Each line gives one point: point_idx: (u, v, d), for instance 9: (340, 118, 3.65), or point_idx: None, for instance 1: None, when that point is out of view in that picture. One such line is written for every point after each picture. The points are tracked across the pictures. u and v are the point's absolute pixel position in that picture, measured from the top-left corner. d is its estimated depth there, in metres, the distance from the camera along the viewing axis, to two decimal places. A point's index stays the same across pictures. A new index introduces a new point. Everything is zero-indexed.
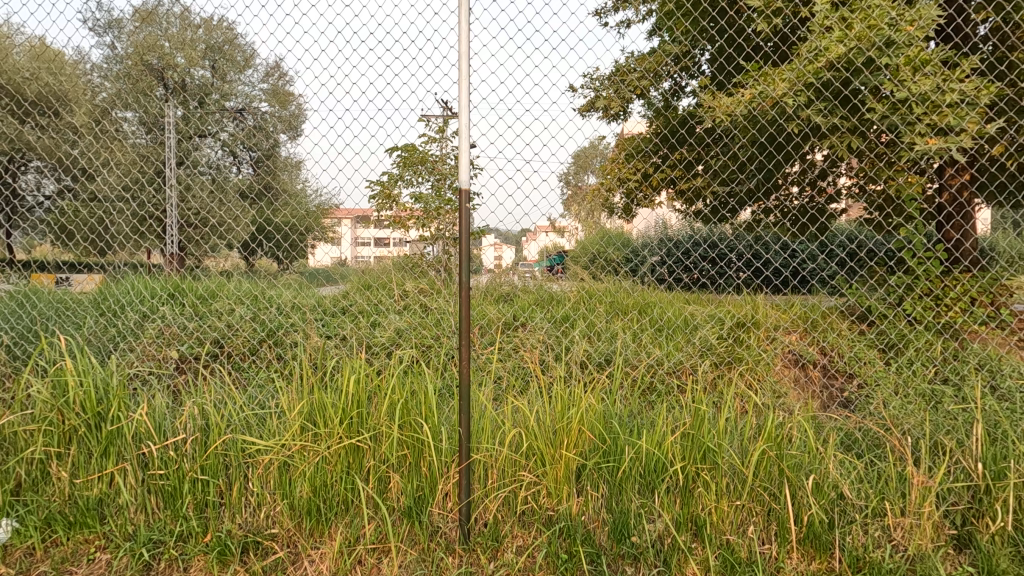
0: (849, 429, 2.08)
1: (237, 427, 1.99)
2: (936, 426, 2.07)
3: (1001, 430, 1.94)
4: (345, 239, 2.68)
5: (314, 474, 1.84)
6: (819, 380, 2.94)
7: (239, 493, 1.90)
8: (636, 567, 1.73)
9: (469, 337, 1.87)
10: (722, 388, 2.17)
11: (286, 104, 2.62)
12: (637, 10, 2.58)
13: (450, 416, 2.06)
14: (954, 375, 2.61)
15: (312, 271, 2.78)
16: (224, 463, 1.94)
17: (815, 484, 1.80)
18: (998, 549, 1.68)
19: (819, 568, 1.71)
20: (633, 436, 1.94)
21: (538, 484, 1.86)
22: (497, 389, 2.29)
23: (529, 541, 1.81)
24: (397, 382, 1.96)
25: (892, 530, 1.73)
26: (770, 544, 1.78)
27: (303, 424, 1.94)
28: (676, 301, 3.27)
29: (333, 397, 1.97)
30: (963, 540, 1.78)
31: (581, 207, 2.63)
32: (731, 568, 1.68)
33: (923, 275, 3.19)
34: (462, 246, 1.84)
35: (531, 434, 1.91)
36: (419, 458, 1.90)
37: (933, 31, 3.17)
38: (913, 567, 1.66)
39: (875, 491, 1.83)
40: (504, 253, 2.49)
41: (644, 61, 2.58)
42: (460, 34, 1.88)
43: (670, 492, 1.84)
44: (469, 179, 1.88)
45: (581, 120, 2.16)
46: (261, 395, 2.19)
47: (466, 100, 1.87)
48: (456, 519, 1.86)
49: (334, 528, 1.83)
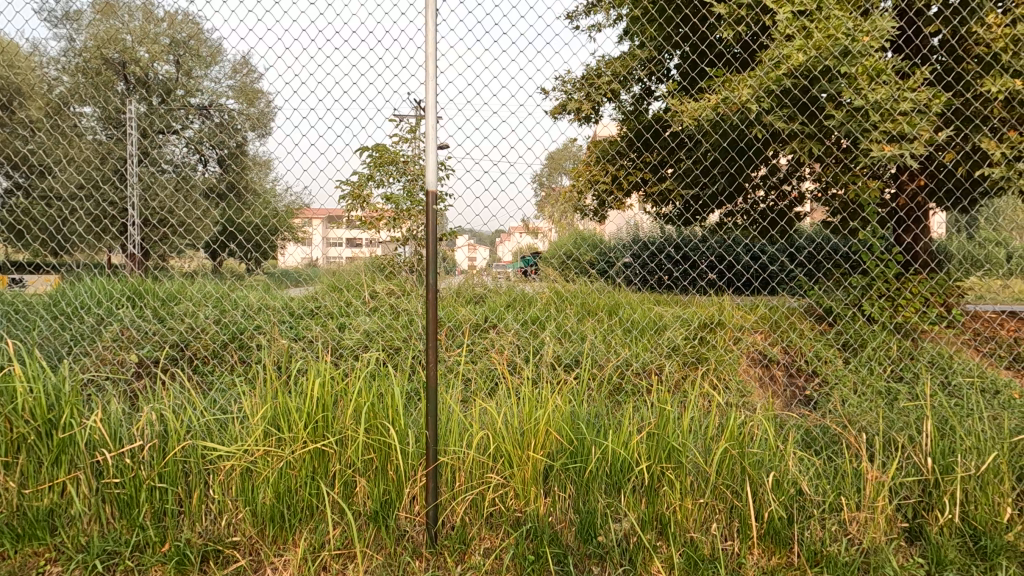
0: (808, 427, 2.16)
1: (197, 433, 1.93)
2: (890, 423, 2.15)
3: (950, 425, 2.02)
4: (315, 238, 2.55)
5: (278, 479, 1.81)
6: (781, 378, 3.04)
7: (199, 501, 1.85)
8: (602, 567, 1.75)
9: (435, 339, 1.83)
10: (687, 387, 2.21)
11: (254, 103, 2.58)
12: (608, 14, 2.62)
13: (417, 418, 2.05)
14: (907, 372, 2.71)
15: (279, 271, 2.70)
16: (183, 470, 1.89)
17: (775, 481, 1.85)
18: (946, 540, 1.75)
19: (778, 563, 1.76)
20: (599, 436, 1.95)
21: (505, 485, 1.85)
22: (466, 391, 2.29)
23: (497, 543, 1.81)
24: (363, 385, 1.94)
25: (849, 525, 1.78)
26: (732, 540, 1.80)
27: (267, 429, 1.89)
28: (649, 303, 3.28)
29: (297, 401, 1.93)
30: (915, 532, 1.84)
31: (554, 209, 2.58)
32: (695, 566, 1.71)
33: (880, 276, 3.30)
34: (432, 246, 1.81)
35: (499, 435, 1.90)
36: (386, 461, 1.88)
37: (887, 41, 3.32)
38: (867, 560, 1.72)
39: (832, 487, 1.89)
40: (478, 254, 2.47)
41: (613, 65, 2.62)
42: (427, 35, 1.87)
43: (635, 491, 1.86)
44: (436, 179, 1.86)
45: (552, 121, 2.17)
46: (223, 399, 2.13)
47: (433, 101, 1.86)
48: (423, 523, 1.85)
49: (299, 534, 1.81)
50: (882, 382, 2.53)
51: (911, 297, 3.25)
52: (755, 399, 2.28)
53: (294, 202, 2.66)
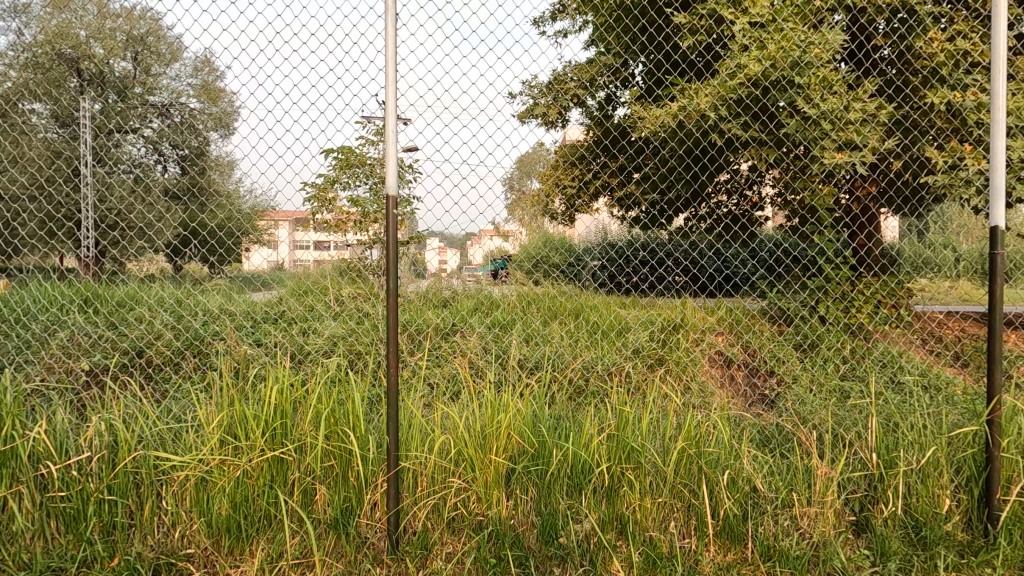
0: (763, 427, 2.22)
1: (150, 442, 1.87)
2: (838, 421, 2.24)
3: (893, 422, 2.12)
4: (282, 242, 2.53)
5: (234, 488, 1.77)
6: (741, 378, 3.12)
7: (151, 513, 1.80)
8: (563, 567, 1.76)
9: (397, 343, 1.82)
10: (646, 388, 2.25)
11: (215, 102, 2.52)
12: (573, 20, 2.66)
13: (379, 424, 2.03)
14: (858, 371, 2.82)
15: (244, 275, 2.65)
16: (134, 482, 1.83)
17: (731, 479, 1.90)
18: (890, 532, 1.83)
19: (733, 559, 1.80)
20: (561, 438, 1.97)
21: (468, 490, 1.85)
22: (429, 395, 2.28)
23: (459, 547, 1.80)
24: (323, 390, 1.92)
25: (800, 520, 1.84)
26: (689, 538, 1.84)
27: (223, 437, 1.85)
28: (612, 305, 3.29)
29: (255, 408, 1.89)
30: (861, 525, 1.92)
31: (523, 212, 2.60)
32: (654, 564, 1.74)
33: (835, 278, 3.42)
34: (393, 249, 1.80)
35: (461, 440, 1.89)
36: (347, 467, 1.86)
37: (839, 53, 3.46)
38: (817, 553, 1.78)
39: (785, 484, 1.95)
40: (448, 257, 2.46)
41: (580, 71, 2.66)
42: (387, 39, 1.86)
43: (596, 492, 1.89)
44: (397, 183, 1.85)
45: (518, 125, 2.20)
46: (177, 407, 2.07)
47: (394, 105, 1.85)
48: (384, 529, 1.84)
49: (256, 545, 1.77)
50: (833, 381, 2.63)
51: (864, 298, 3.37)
52: (713, 400, 2.34)
53: (258, 203, 2.61)
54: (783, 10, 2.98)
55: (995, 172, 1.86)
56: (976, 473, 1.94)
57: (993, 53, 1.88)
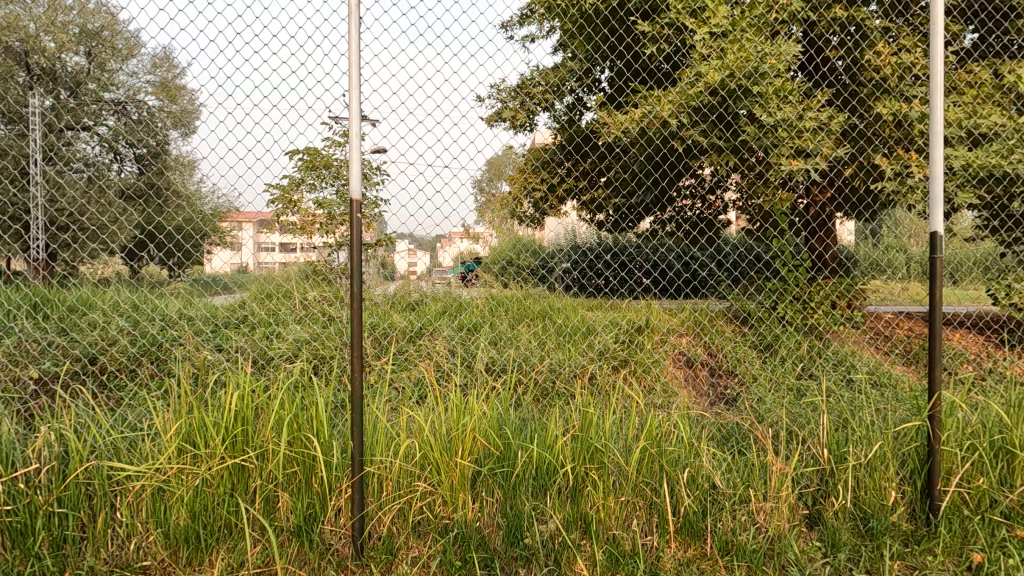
0: (723, 427, 2.28)
1: (103, 452, 1.81)
2: (793, 418, 2.33)
3: (844, 419, 2.21)
4: (245, 245, 2.51)
5: (193, 498, 1.74)
6: (705, 379, 3.21)
7: (104, 526, 1.74)
8: (528, 568, 1.78)
9: (362, 349, 1.81)
10: (609, 390, 2.30)
11: (175, 102, 2.45)
12: (541, 25, 2.68)
13: (343, 429, 2.01)
14: (815, 370, 2.94)
15: (207, 277, 2.60)
16: (87, 493, 1.77)
17: (691, 477, 1.95)
18: (841, 524, 1.91)
19: (694, 555, 1.85)
20: (526, 441, 1.99)
21: (433, 493, 1.86)
22: (394, 399, 2.27)
23: (424, 551, 1.80)
24: (286, 396, 1.89)
25: (756, 515, 1.91)
26: (651, 535, 1.88)
27: (181, 446, 1.80)
28: (578, 308, 3.20)
29: (214, 415, 1.85)
30: (814, 518, 2.00)
31: (493, 215, 2.61)
32: (616, 562, 1.77)
33: (793, 281, 3.57)
34: (357, 252, 1.79)
35: (426, 443, 1.90)
36: (311, 473, 1.85)
37: (794, 65, 3.60)
38: (772, 546, 1.85)
39: (742, 480, 2.01)
40: (418, 259, 2.46)
41: (547, 76, 2.70)
42: (351, 43, 1.86)
43: (560, 492, 1.91)
44: (361, 186, 1.84)
45: (485, 129, 2.22)
46: (132, 416, 2.01)
47: (358, 107, 1.84)
48: (348, 535, 1.82)
49: (215, 555, 1.74)
50: (789, 380, 2.74)
51: (821, 300, 3.50)
52: (675, 401, 2.40)
53: (220, 204, 2.56)
54: (739, 22, 3.11)
55: (935, 179, 1.97)
56: (919, 466, 2.04)
57: (932, 69, 2.00)
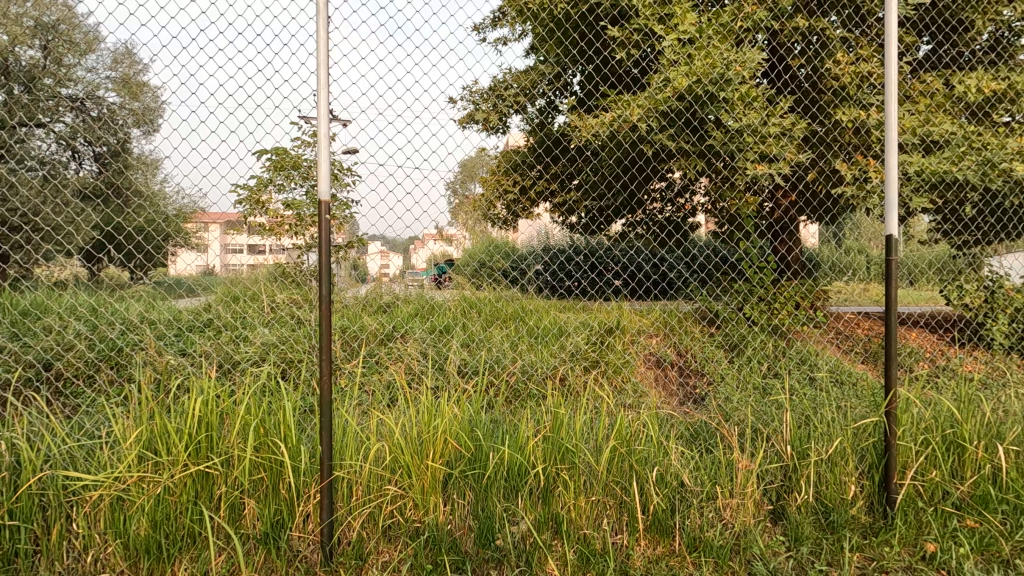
0: (691, 425, 2.33)
1: (58, 461, 1.74)
2: (758, 416, 2.39)
3: (807, 416, 2.28)
4: (212, 245, 2.56)
5: (154, 507, 1.68)
6: (676, 379, 3.27)
7: (59, 538, 1.67)
8: (499, 569, 1.79)
9: (331, 351, 1.78)
10: (580, 391, 2.32)
11: (137, 99, 2.38)
12: (513, 28, 2.69)
13: (312, 434, 1.98)
14: (780, 369, 3.02)
15: (169, 279, 2.55)
16: (41, 504, 1.70)
17: (660, 475, 1.98)
18: (804, 518, 1.97)
19: (663, 552, 1.88)
20: (497, 442, 1.99)
21: (403, 496, 1.84)
22: (364, 402, 2.24)
23: (395, 556, 1.79)
24: (252, 401, 1.85)
25: (723, 511, 1.95)
26: (621, 534, 1.91)
27: (141, 453, 1.75)
28: (550, 309, 3.23)
29: (177, 421, 1.80)
30: (778, 513, 2.05)
31: (466, 216, 2.60)
32: (587, 561, 1.79)
33: (760, 282, 3.70)
34: (326, 253, 1.77)
35: (397, 446, 1.88)
36: (278, 480, 1.81)
37: (759, 72, 3.70)
38: (738, 541, 1.90)
39: (710, 478, 2.05)
40: (391, 260, 2.43)
41: (519, 78, 2.71)
42: (319, 42, 1.84)
43: (532, 493, 1.92)
44: (330, 188, 1.82)
45: (457, 131, 2.21)
46: (89, 423, 1.94)
47: (326, 107, 1.82)
48: (317, 542, 1.80)
49: (178, 565, 1.69)
50: (755, 379, 2.80)
51: (786, 300, 3.60)
52: (645, 401, 2.43)
53: (184, 205, 2.50)
54: (705, 29, 3.20)
55: (890, 185, 2.05)
56: (877, 460, 2.12)
57: (886, 79, 2.08)
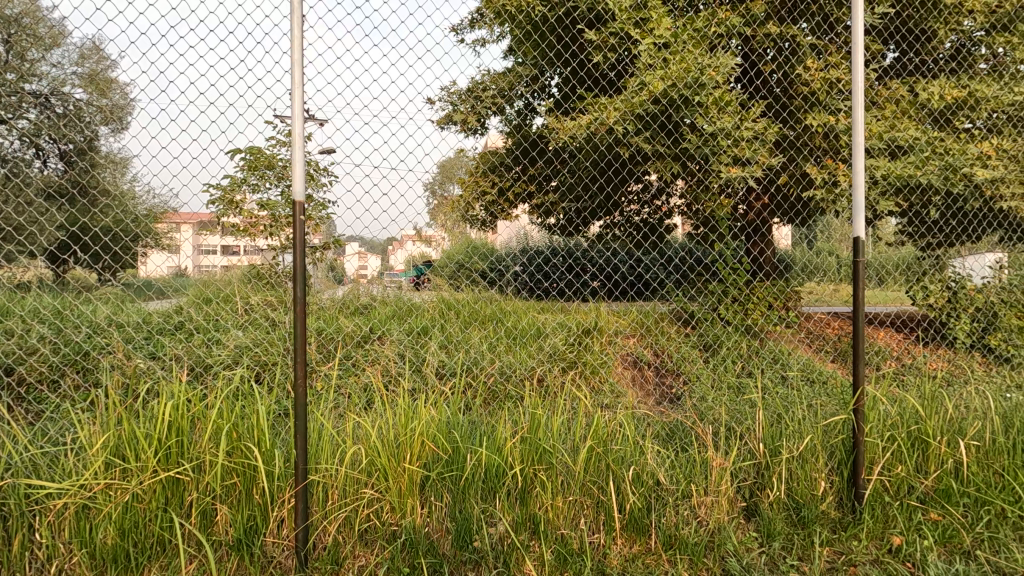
0: (668, 424, 2.35)
1: (20, 470, 1.69)
2: (732, 415, 2.43)
3: (779, 414, 2.32)
4: (185, 246, 2.49)
5: (122, 514, 1.64)
6: (653, 379, 3.32)
7: (21, 548, 1.62)
8: (477, 570, 1.79)
9: (306, 354, 1.75)
10: (557, 391, 2.33)
11: (105, 97, 2.32)
12: (492, 30, 2.70)
13: (286, 437, 1.95)
14: (753, 368, 3.08)
15: (139, 282, 2.47)
16: (2, 514, 1.65)
17: (636, 475, 2.01)
18: (775, 514, 2.02)
19: (639, 550, 1.91)
20: (475, 444, 1.99)
21: (380, 500, 1.83)
22: (340, 405, 2.22)
23: (371, 559, 1.78)
24: (224, 405, 1.81)
25: (698, 509, 1.99)
26: (598, 533, 1.93)
27: (108, 460, 1.70)
28: (528, 310, 3.24)
29: (146, 427, 1.75)
30: (751, 510, 2.09)
31: (445, 217, 2.59)
32: (564, 561, 1.80)
33: (733, 283, 3.76)
34: (301, 255, 1.75)
35: (373, 449, 1.86)
36: (251, 485, 1.78)
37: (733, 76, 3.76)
38: (712, 538, 1.93)
39: (685, 476, 2.08)
40: (368, 261, 2.41)
41: (497, 80, 2.73)
42: (293, 41, 1.81)
43: (510, 494, 1.93)
44: (305, 189, 1.80)
45: (435, 131, 2.21)
46: (53, 430, 1.88)
47: (301, 108, 1.80)
48: (291, 547, 1.77)
49: (147, 574, 1.66)
50: (730, 378, 2.85)
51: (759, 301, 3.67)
52: (622, 400, 2.46)
53: (155, 205, 2.45)
54: (680, 35, 3.38)
55: (858, 188, 2.11)
56: (846, 457, 2.18)
57: (854, 86, 2.14)
